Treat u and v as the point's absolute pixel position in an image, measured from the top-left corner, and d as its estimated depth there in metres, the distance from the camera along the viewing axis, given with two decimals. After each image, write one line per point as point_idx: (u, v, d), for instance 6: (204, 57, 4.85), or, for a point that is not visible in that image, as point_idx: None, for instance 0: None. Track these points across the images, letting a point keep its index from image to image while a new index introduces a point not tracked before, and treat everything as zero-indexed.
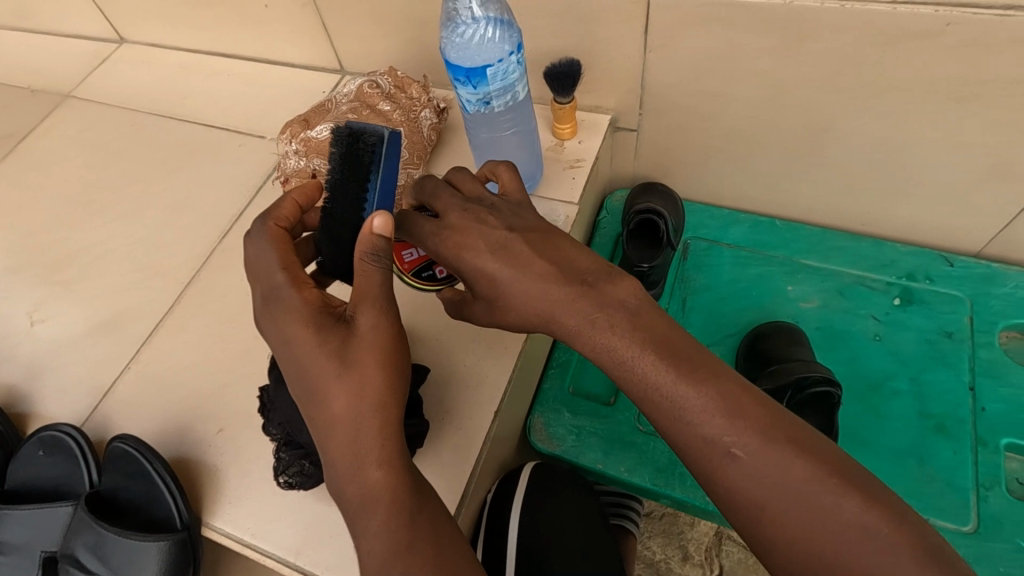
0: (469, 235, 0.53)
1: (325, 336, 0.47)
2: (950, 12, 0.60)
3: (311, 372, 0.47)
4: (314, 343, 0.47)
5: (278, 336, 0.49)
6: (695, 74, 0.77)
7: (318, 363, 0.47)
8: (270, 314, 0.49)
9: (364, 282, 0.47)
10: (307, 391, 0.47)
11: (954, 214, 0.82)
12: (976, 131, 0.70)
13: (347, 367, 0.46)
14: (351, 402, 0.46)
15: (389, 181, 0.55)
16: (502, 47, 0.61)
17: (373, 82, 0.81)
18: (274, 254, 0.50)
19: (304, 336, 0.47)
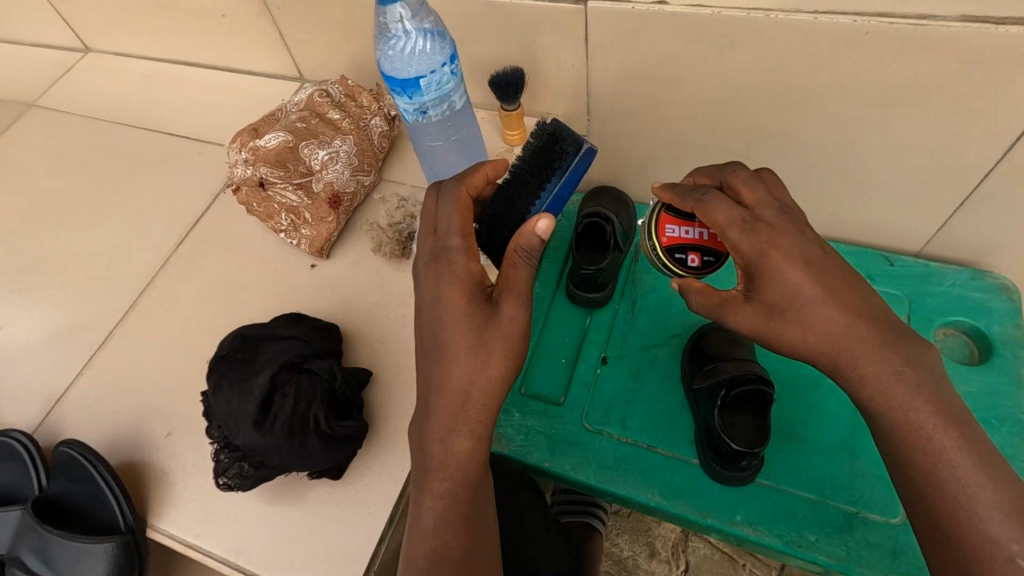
0: (732, 230, 0.54)
1: (484, 310, 0.53)
2: (867, 21, 0.63)
3: (444, 336, 0.53)
4: (459, 315, 0.53)
5: (428, 289, 0.55)
6: (635, 81, 0.79)
7: (520, 339, 0.54)
8: (433, 279, 0.54)
9: (514, 273, 0.54)
10: (424, 353, 0.54)
11: (892, 215, 0.84)
12: (903, 136, 0.72)
13: (480, 343, 0.52)
14: (473, 380, 0.53)
15: (567, 185, 0.69)
16: (435, 58, 0.62)
17: (324, 91, 0.83)
18: (457, 216, 0.57)
19: (451, 309, 0.53)
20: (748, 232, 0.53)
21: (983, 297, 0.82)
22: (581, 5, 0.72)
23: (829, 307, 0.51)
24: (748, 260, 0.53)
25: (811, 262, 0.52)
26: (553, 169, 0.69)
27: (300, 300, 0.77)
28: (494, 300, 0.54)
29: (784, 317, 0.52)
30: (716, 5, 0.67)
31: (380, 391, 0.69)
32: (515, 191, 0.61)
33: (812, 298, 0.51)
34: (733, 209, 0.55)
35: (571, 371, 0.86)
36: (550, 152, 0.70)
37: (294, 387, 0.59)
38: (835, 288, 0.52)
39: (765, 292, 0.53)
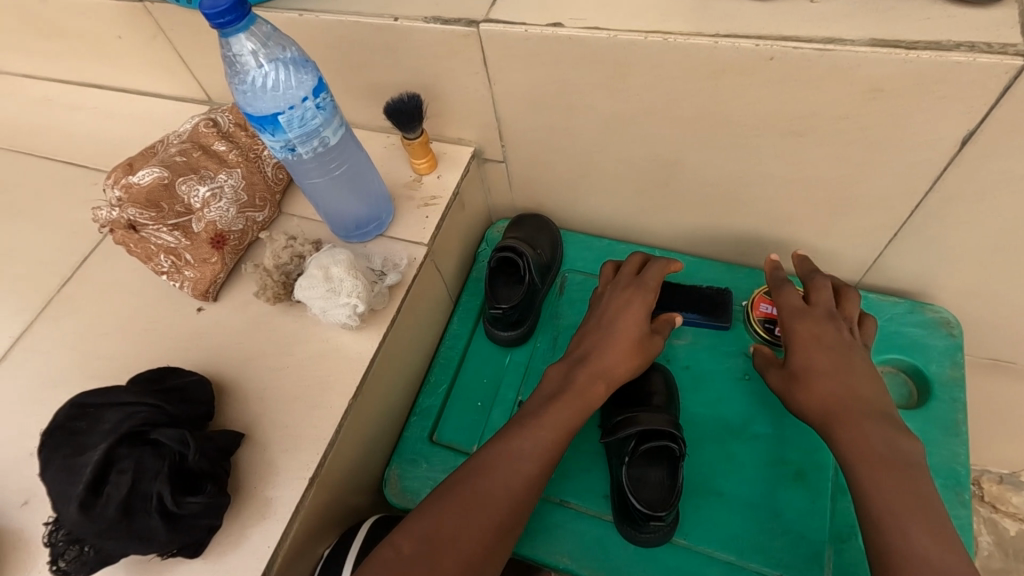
0: (788, 314, 0.72)
1: (647, 332, 0.73)
2: (770, 47, 0.57)
3: (620, 326, 0.72)
4: (637, 323, 0.72)
5: (621, 301, 0.74)
6: (542, 107, 0.73)
7: (635, 346, 0.72)
8: (623, 300, 0.74)
9: (665, 324, 0.76)
10: (607, 333, 0.72)
11: (824, 245, 0.79)
12: (823, 165, 0.67)
13: (609, 337, 0.72)
14: (620, 367, 0.70)
15: (691, 321, 0.80)
16: (295, 92, 0.57)
17: (210, 121, 0.77)
18: (659, 273, 0.77)
19: (635, 319, 0.72)
20: (800, 317, 0.70)
21: (918, 332, 0.77)
22: (473, 28, 0.67)
23: (835, 376, 0.65)
24: (790, 337, 0.71)
25: (840, 345, 0.67)
26: (697, 309, 0.80)
27: (179, 349, 0.71)
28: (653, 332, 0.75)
29: (806, 383, 0.66)
30: (613, 28, 0.62)
31: (252, 453, 0.63)
32: (684, 303, 0.81)
33: (828, 373, 0.66)
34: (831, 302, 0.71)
35: (485, 419, 0.80)
36: (704, 298, 0.81)
37: (133, 461, 0.53)
38: (828, 364, 0.66)
39: (796, 362, 0.68)
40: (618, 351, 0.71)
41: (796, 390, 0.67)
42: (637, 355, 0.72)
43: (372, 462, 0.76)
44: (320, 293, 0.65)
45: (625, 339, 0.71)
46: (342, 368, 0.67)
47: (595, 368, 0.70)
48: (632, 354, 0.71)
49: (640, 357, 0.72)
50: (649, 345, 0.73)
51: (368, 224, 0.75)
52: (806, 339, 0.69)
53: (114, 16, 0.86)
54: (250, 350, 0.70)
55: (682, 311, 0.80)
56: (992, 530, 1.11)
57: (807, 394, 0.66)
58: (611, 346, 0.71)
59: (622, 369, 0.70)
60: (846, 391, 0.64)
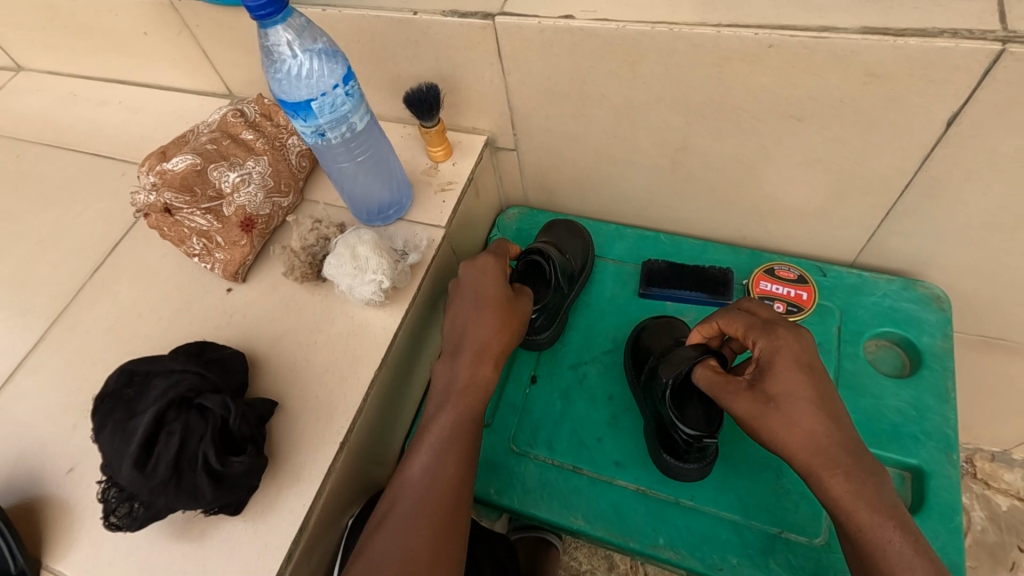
0: (753, 332, 0.63)
1: (512, 295, 0.73)
2: (769, 35, 0.61)
3: (489, 295, 0.72)
4: (500, 285, 0.73)
5: (476, 276, 0.74)
6: (554, 96, 0.78)
7: (506, 306, 0.72)
8: (482, 270, 0.75)
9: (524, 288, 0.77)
10: (477, 307, 0.71)
11: (821, 225, 0.83)
12: (820, 148, 0.71)
13: (481, 314, 0.70)
14: (494, 340, 0.69)
15: (686, 298, 0.86)
16: (327, 80, 0.61)
17: (238, 111, 0.81)
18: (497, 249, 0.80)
19: (497, 283, 0.73)
20: (770, 334, 0.61)
21: (912, 307, 0.81)
22: (489, 21, 0.71)
23: (792, 414, 0.56)
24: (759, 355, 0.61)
25: (810, 365, 0.59)
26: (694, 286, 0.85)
27: (211, 328, 0.75)
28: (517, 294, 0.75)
29: (777, 410, 0.57)
30: (622, 19, 0.66)
31: (286, 422, 0.67)
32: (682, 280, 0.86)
33: (802, 398, 0.57)
34: (745, 323, 0.64)
35: (501, 394, 0.84)
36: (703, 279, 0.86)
37: (181, 424, 0.57)
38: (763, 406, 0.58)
39: (766, 382, 0.59)
40: (489, 320, 0.70)
41: (766, 421, 0.57)
42: (496, 323, 0.70)
43: (394, 434, 0.80)
44: (348, 271, 0.69)
45: (490, 301, 0.72)
46: (368, 343, 0.71)
47: (472, 349, 0.68)
48: (501, 319, 0.70)
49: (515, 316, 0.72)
50: (518, 304, 0.73)
51: (388, 209, 0.79)
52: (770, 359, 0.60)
53: (141, 13, 0.90)
54: (278, 328, 0.74)
55: (682, 288, 0.85)
56: (985, 506, 1.14)
57: (767, 424, 0.57)
58: (480, 321, 0.70)
59: (496, 340, 0.69)
60: (802, 426, 0.56)
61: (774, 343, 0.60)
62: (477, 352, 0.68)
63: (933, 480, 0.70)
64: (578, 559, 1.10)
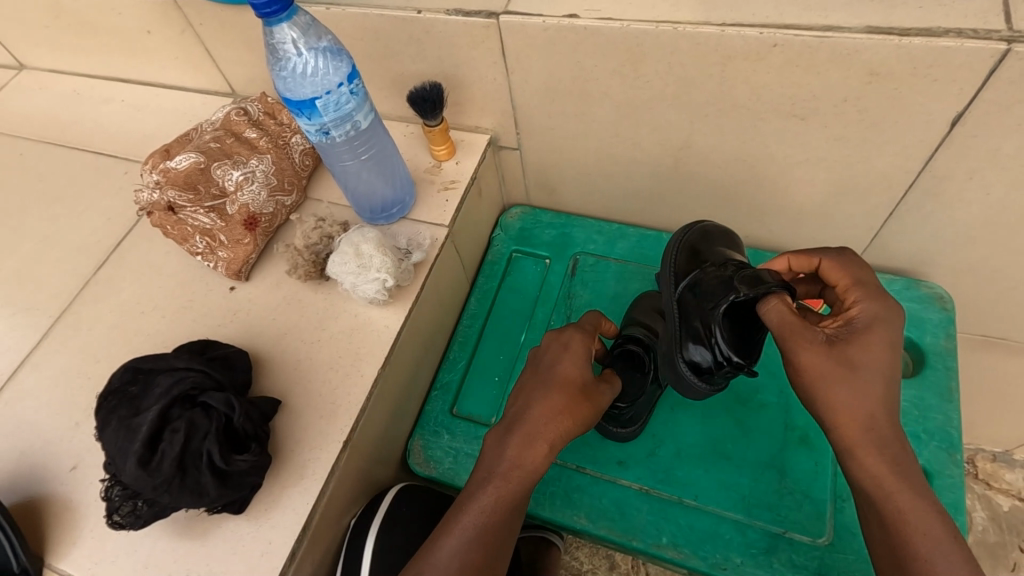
0: (858, 294, 0.60)
1: (593, 380, 0.66)
2: (773, 34, 0.61)
3: (562, 379, 0.65)
4: (579, 368, 0.66)
5: (555, 354, 0.68)
6: (557, 94, 0.78)
7: (579, 392, 0.64)
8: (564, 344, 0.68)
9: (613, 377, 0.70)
10: (544, 388, 0.64)
11: (824, 224, 0.83)
12: (822, 147, 0.72)
13: (549, 395, 0.63)
14: (552, 422, 0.61)
15: None
16: (331, 78, 0.61)
17: (241, 110, 0.81)
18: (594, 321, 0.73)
19: (576, 363, 0.66)
20: (875, 301, 0.59)
21: (914, 307, 0.81)
22: (492, 19, 0.71)
23: (862, 387, 0.54)
24: (856, 318, 0.59)
25: (893, 343, 0.57)
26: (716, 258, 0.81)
27: (214, 326, 0.75)
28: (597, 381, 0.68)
29: (854, 376, 0.55)
30: (626, 18, 0.66)
31: (289, 420, 0.67)
32: None
33: (881, 376, 0.55)
34: (847, 281, 0.62)
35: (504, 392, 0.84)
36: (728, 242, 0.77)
37: (185, 421, 0.57)
38: None
39: (850, 347, 0.56)
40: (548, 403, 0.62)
41: (833, 379, 0.55)
42: (564, 410, 0.62)
43: (397, 433, 0.80)
44: (351, 269, 0.69)
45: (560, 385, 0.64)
46: (372, 341, 0.71)
47: (529, 428, 0.61)
48: (567, 403, 0.63)
49: (587, 401, 0.64)
50: (591, 391, 0.66)
51: (391, 207, 0.79)
52: (863, 329, 0.57)
53: (143, 11, 0.90)
54: (281, 326, 0.74)
55: None
56: (986, 506, 1.14)
57: (830, 383, 0.55)
58: (546, 405, 0.62)
59: (554, 429, 0.61)
60: (865, 399, 0.54)
61: (868, 318, 0.58)
62: (529, 435, 0.61)
63: (936, 478, 0.70)
64: (579, 559, 1.10)
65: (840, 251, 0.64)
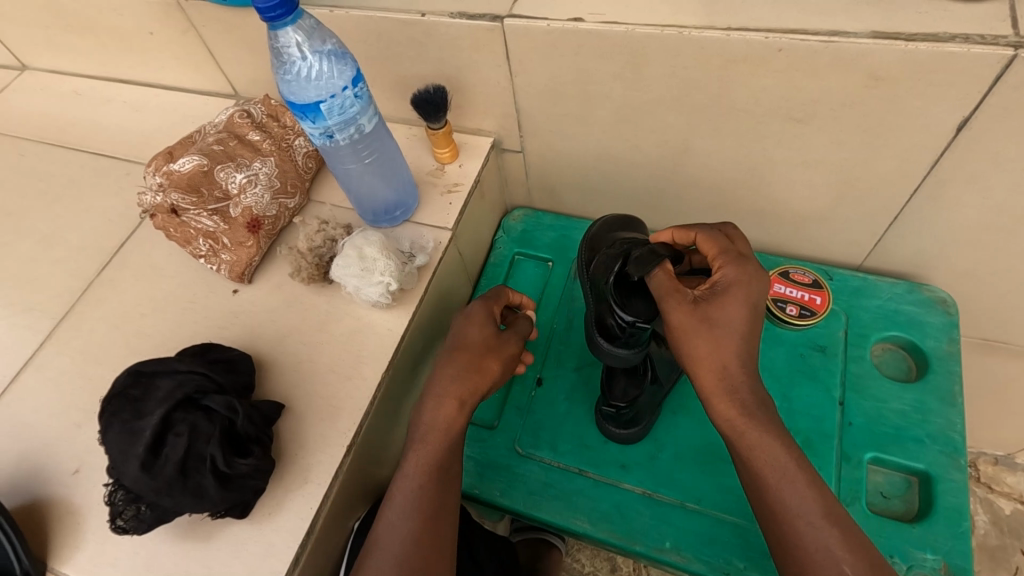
0: (723, 259, 0.60)
1: (495, 335, 0.71)
2: (778, 39, 0.61)
3: (465, 342, 0.69)
4: (479, 329, 0.71)
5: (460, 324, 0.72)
6: (561, 97, 0.77)
7: (478, 352, 0.69)
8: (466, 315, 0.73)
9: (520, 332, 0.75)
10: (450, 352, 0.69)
11: (827, 228, 0.83)
12: (826, 151, 0.71)
13: (450, 358, 0.69)
14: (455, 382, 0.66)
15: None
16: (336, 82, 0.61)
17: (244, 112, 0.81)
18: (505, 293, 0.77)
19: (477, 327, 0.71)
20: (736, 264, 0.59)
21: (917, 310, 0.81)
22: (496, 22, 0.71)
23: None
24: (719, 279, 0.59)
25: (756, 306, 0.57)
26: None
27: (216, 329, 0.75)
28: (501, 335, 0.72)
29: (709, 328, 0.56)
30: (630, 22, 0.66)
31: (291, 424, 0.67)
32: None
33: (735, 333, 0.56)
34: (722, 246, 0.62)
35: (505, 395, 0.83)
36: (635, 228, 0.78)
37: (188, 425, 0.57)
38: None
39: (712, 305, 0.57)
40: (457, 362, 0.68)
41: (693, 335, 0.56)
42: (462, 365, 0.68)
43: (399, 435, 0.80)
44: (354, 272, 0.68)
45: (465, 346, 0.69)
46: (375, 344, 0.71)
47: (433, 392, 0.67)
48: (468, 362, 0.68)
49: (490, 357, 0.69)
50: (496, 346, 0.70)
51: (394, 210, 0.79)
52: (725, 287, 0.58)
53: (146, 13, 0.90)
54: (283, 329, 0.74)
55: None
56: (988, 509, 1.14)
57: (692, 339, 0.56)
58: (445, 369, 0.67)
59: (454, 387, 0.66)
60: (722, 352, 0.55)
61: (732, 278, 0.58)
62: (439, 395, 0.66)
63: (939, 484, 0.69)
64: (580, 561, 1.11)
65: (721, 227, 0.65)
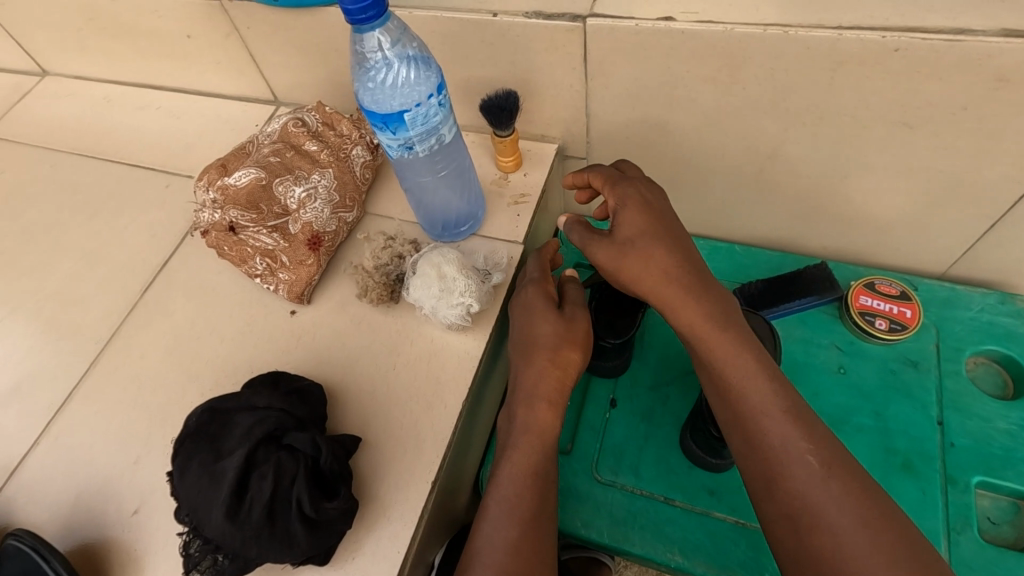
0: (609, 186, 0.62)
1: (561, 318, 0.65)
2: (897, 38, 0.57)
3: (538, 336, 0.64)
4: (547, 318, 0.64)
5: (521, 314, 0.66)
6: (640, 101, 0.73)
7: (558, 342, 0.63)
8: (524, 305, 0.66)
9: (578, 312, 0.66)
10: (524, 348, 0.64)
11: (914, 236, 0.79)
12: (927, 156, 0.67)
13: (529, 358, 0.63)
14: (545, 379, 0.62)
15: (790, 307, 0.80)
16: (420, 89, 0.56)
17: (298, 120, 0.76)
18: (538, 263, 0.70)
19: (543, 314, 0.65)
20: (621, 184, 0.62)
21: (1012, 322, 0.77)
22: (578, 22, 0.66)
23: None
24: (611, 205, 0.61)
25: (654, 206, 0.59)
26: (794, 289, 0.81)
27: (278, 352, 0.70)
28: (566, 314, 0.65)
29: (631, 249, 0.57)
30: (729, 21, 0.61)
31: (369, 457, 0.62)
32: (783, 292, 0.81)
33: (651, 236, 0.57)
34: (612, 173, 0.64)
35: (579, 417, 0.79)
36: None
37: (272, 467, 0.52)
38: None
39: (617, 229, 0.59)
40: (540, 360, 0.63)
41: (622, 260, 0.58)
42: (545, 358, 0.63)
43: (470, 462, 0.76)
44: (432, 293, 0.64)
45: (539, 339, 0.64)
46: (451, 367, 0.66)
47: (524, 392, 0.62)
48: (554, 358, 0.63)
49: (571, 348, 0.64)
50: (571, 329, 0.65)
51: (460, 223, 0.74)
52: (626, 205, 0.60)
53: (187, 15, 0.84)
54: (351, 353, 0.69)
55: (795, 296, 0.80)
56: None
57: (626, 265, 0.58)
58: (533, 368, 0.63)
59: (546, 383, 0.62)
60: (654, 260, 0.56)
61: (620, 194, 0.60)
62: (529, 399, 0.62)
63: None
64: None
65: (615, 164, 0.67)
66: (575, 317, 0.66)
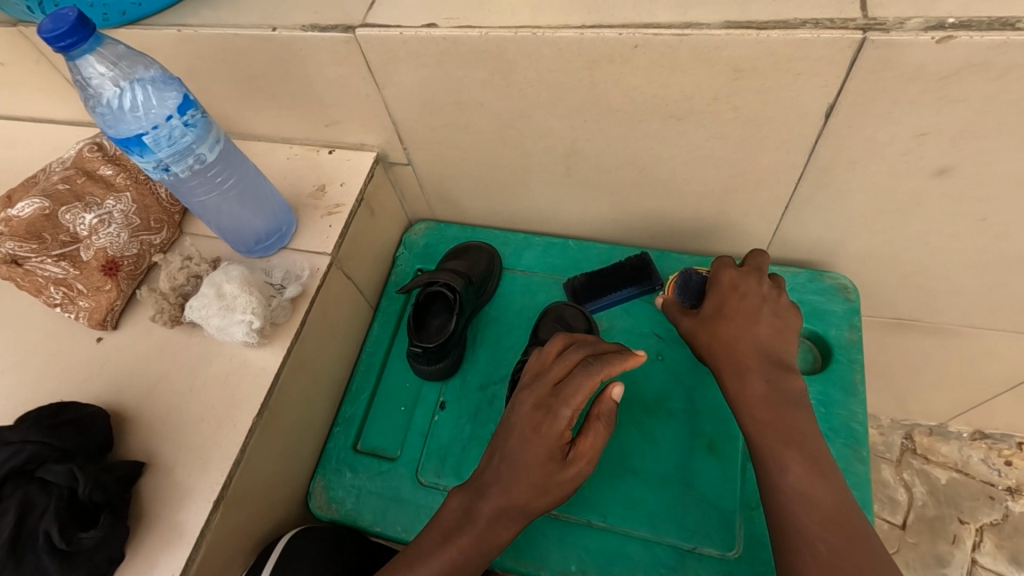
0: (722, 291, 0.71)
1: (558, 462, 0.59)
2: (633, 35, 0.58)
3: (530, 474, 0.59)
4: (541, 458, 0.59)
5: (521, 440, 0.60)
6: (434, 109, 0.74)
7: (540, 483, 0.59)
8: (532, 424, 0.60)
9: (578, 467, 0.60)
10: (508, 470, 0.60)
11: (723, 222, 0.81)
12: (706, 145, 0.69)
13: (513, 480, 0.60)
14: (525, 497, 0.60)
15: (612, 301, 0.82)
16: (158, 111, 0.56)
17: (95, 146, 0.76)
18: (581, 390, 0.59)
19: (541, 452, 0.59)
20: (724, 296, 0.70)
21: (820, 299, 0.80)
22: (350, 33, 0.66)
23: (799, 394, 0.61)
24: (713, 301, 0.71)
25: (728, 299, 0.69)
26: (615, 284, 0.83)
27: (79, 382, 0.69)
28: (565, 460, 0.60)
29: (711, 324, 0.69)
30: (485, 26, 0.62)
31: (155, 481, 0.62)
32: (608, 283, 0.83)
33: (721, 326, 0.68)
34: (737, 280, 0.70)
35: (408, 421, 0.80)
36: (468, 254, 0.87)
37: (18, 501, 0.52)
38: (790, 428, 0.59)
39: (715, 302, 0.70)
40: (523, 491, 0.59)
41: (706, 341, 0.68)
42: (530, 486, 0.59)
43: (297, 475, 0.76)
44: (214, 311, 0.64)
45: (526, 472, 0.60)
46: (246, 385, 0.66)
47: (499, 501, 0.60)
48: (530, 494, 0.60)
49: (550, 491, 0.60)
50: (563, 472, 0.60)
51: (267, 238, 0.74)
52: (728, 287, 0.70)
53: None
54: (151, 376, 0.68)
55: (617, 290, 0.82)
56: (925, 481, 1.16)
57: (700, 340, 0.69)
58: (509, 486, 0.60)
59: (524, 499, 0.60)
60: (729, 335, 0.67)
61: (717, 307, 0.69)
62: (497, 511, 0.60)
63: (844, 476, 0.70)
64: None
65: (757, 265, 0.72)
66: (574, 475, 0.60)
